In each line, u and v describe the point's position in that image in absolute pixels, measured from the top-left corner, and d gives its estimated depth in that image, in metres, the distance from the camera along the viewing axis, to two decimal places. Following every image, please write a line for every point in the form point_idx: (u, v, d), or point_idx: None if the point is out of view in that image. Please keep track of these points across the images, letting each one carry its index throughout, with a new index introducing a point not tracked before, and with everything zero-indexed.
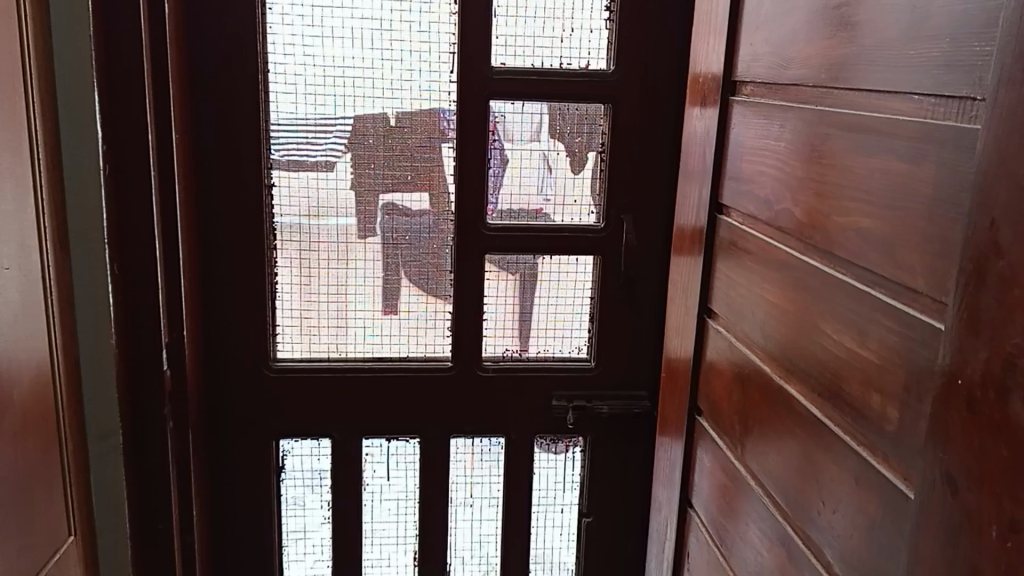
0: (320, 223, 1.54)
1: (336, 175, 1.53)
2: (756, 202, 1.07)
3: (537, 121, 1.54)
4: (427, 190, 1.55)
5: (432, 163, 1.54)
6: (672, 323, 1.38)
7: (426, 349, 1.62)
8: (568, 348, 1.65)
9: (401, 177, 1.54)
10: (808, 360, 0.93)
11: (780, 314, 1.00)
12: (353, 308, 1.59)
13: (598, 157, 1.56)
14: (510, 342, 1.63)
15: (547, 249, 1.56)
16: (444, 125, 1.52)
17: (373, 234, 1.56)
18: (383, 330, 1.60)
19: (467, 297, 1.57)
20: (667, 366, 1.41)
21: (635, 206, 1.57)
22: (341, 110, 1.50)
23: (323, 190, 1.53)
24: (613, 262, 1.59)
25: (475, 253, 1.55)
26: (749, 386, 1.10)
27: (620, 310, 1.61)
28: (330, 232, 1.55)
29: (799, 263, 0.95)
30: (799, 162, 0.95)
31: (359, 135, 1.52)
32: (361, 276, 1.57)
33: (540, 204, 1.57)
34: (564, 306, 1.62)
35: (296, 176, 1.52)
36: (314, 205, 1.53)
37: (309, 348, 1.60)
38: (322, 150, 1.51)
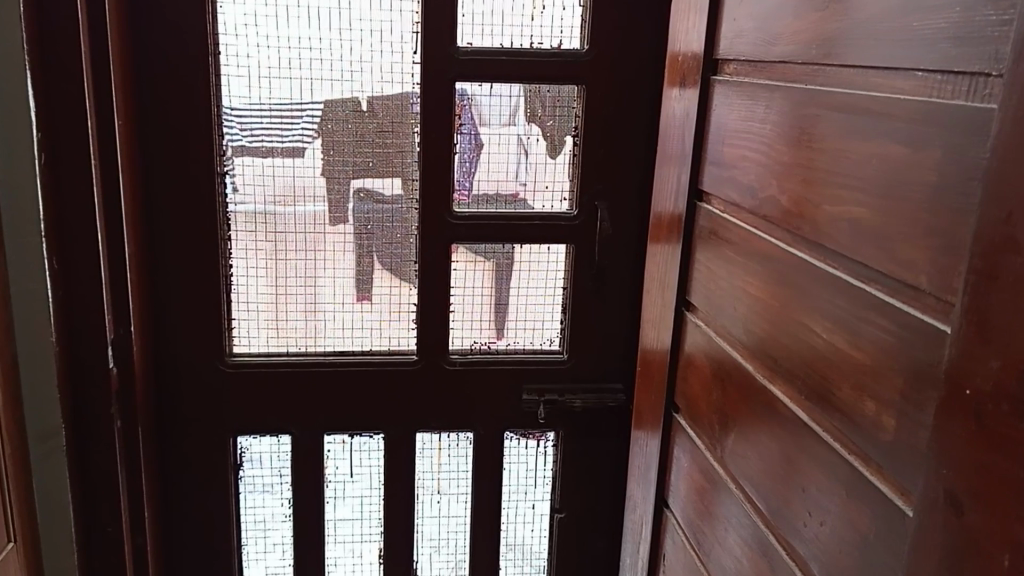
0: (289, 210, 1.46)
1: (305, 161, 1.45)
2: (739, 190, 1.00)
3: (508, 104, 1.46)
4: (395, 176, 1.47)
5: (401, 148, 1.46)
6: (649, 315, 1.31)
7: (390, 342, 1.54)
8: (541, 342, 1.57)
9: (366, 161, 1.46)
10: (793, 360, 0.86)
11: (763, 310, 0.93)
12: (314, 300, 1.51)
13: (573, 143, 1.49)
14: (480, 336, 1.55)
15: (517, 238, 1.49)
16: (413, 109, 1.45)
17: (345, 221, 1.48)
18: (346, 322, 1.52)
19: (432, 288, 1.50)
20: (643, 361, 1.34)
21: (608, 193, 1.50)
22: (299, 93, 1.42)
23: (289, 176, 1.45)
24: (586, 252, 1.52)
25: (441, 242, 1.48)
26: (728, 385, 1.03)
27: (594, 302, 1.54)
28: (297, 219, 1.47)
29: (784, 255, 0.88)
30: (786, 145, 0.88)
31: (332, 120, 1.44)
32: (322, 267, 1.49)
33: (517, 188, 1.50)
34: (536, 298, 1.55)
35: (260, 161, 1.44)
36: (282, 192, 1.45)
37: (267, 343, 1.52)
38: (291, 135, 1.43)
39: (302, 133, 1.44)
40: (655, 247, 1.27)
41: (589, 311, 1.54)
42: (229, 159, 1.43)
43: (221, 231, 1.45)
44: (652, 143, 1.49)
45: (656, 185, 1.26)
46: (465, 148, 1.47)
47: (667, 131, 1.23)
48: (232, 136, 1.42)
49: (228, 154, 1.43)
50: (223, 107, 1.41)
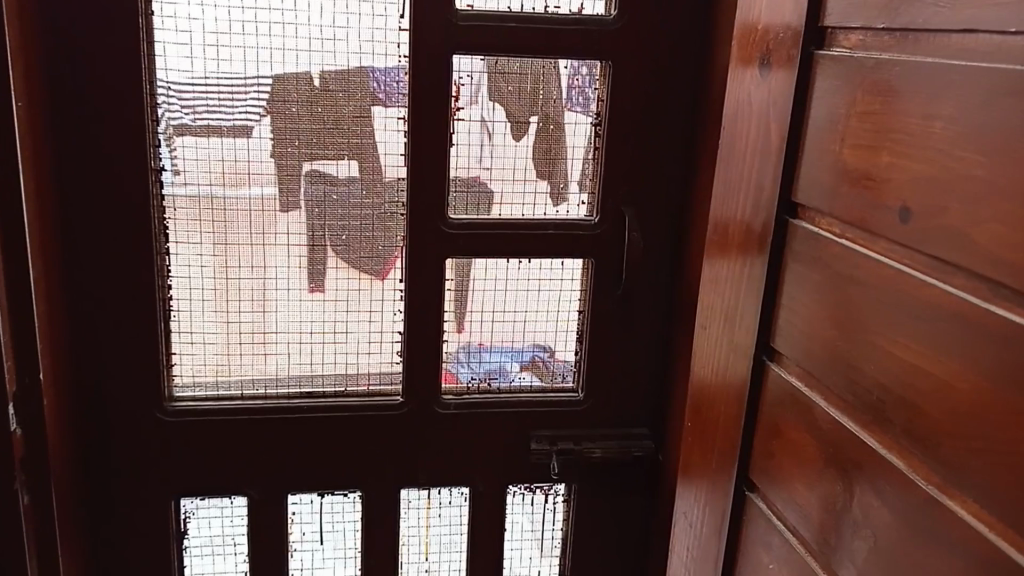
0: (237, 194, 1.15)
1: (255, 142, 1.13)
2: (887, 216, 0.74)
3: (517, 85, 1.17)
4: (350, 158, 1.16)
5: (359, 134, 1.16)
6: (702, 353, 1.04)
7: (368, 378, 1.24)
8: (526, 365, 1.27)
9: (339, 157, 1.16)
10: (1013, 480, 0.61)
11: (942, 390, 0.68)
12: (275, 329, 1.20)
13: (593, 135, 1.20)
14: (457, 363, 1.25)
15: (521, 252, 1.20)
16: (372, 86, 1.14)
17: (298, 210, 1.17)
18: (314, 356, 1.22)
19: (421, 314, 1.20)
20: (693, 410, 1.07)
21: (639, 196, 1.20)
22: (254, 67, 1.11)
23: (237, 160, 1.14)
24: (610, 267, 1.21)
25: (432, 258, 1.18)
26: (861, 479, 0.78)
27: (620, 328, 1.24)
28: (246, 211, 1.16)
29: (998, 322, 0.62)
30: (990, 154, 0.62)
31: (281, 98, 1.13)
32: (284, 290, 1.19)
33: (478, 171, 1.19)
34: (546, 325, 1.25)
35: (206, 144, 1.12)
36: (227, 167, 1.14)
37: (215, 385, 1.21)
38: (236, 112, 1.12)
39: (246, 107, 1.12)
40: (718, 267, 0.99)
41: (613, 341, 1.24)
42: (169, 140, 1.12)
43: (157, 244, 1.14)
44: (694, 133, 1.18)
45: (719, 188, 0.99)
46: (461, 139, 1.17)
47: (736, 120, 0.94)
48: (166, 122, 1.11)
49: (164, 144, 1.12)
50: (156, 86, 1.10)
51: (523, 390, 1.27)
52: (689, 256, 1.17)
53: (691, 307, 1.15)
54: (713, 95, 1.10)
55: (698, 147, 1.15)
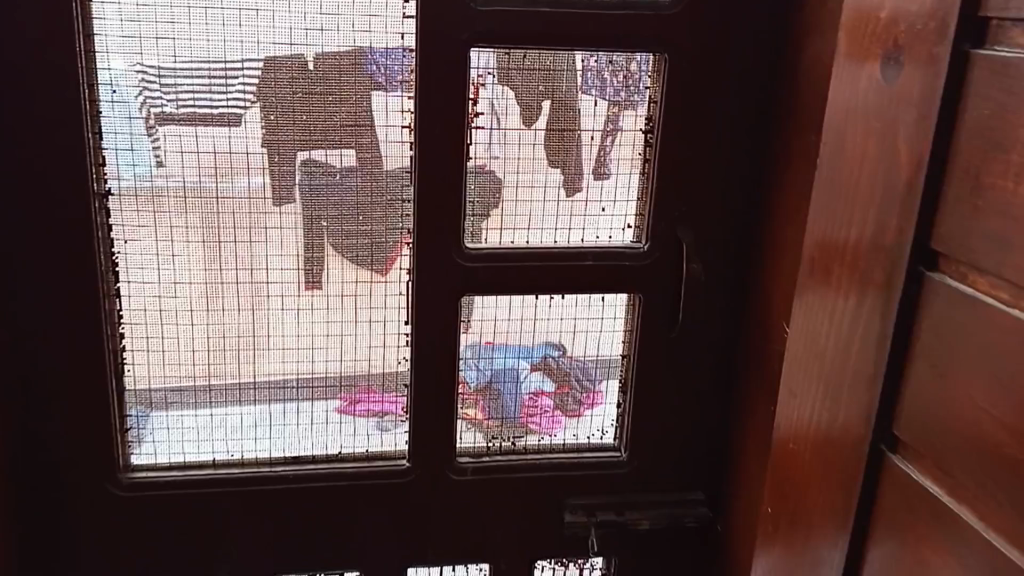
0: (226, 183, 0.94)
1: (245, 133, 0.93)
2: None
3: (547, 84, 0.96)
4: (348, 146, 0.96)
5: (359, 121, 0.95)
6: (788, 417, 0.82)
7: (373, 430, 1.06)
8: (537, 365, 1.06)
9: (340, 173, 0.96)
10: None
11: None
12: (256, 374, 1.02)
13: (612, 121, 0.98)
14: (464, 367, 1.04)
15: (551, 291, 1.00)
16: (371, 70, 0.93)
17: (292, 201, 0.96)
18: (310, 407, 1.04)
19: (427, 367, 1.01)
20: (773, 487, 0.85)
21: (697, 216, 1.00)
22: (231, 50, 0.91)
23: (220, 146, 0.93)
24: (660, 306, 1.02)
25: (445, 297, 0.99)
26: None
27: (669, 377, 1.05)
28: (225, 229, 0.96)
29: None
30: None
31: (275, 88, 0.92)
32: (264, 346, 1.01)
33: (484, 156, 0.97)
34: (580, 370, 1.06)
35: (185, 130, 0.92)
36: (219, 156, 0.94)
37: (181, 453, 1.04)
38: (224, 97, 0.92)
39: (229, 101, 0.92)
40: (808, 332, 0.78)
41: (662, 390, 1.06)
42: (151, 128, 0.92)
43: (104, 284, 0.95)
44: (770, 140, 0.96)
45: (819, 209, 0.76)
46: (480, 152, 0.97)
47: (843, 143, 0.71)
48: (142, 98, 0.91)
49: (129, 151, 0.92)
50: (134, 71, 0.90)
51: (534, 393, 1.07)
52: (757, 294, 0.97)
53: (762, 358, 0.95)
54: (796, 99, 0.88)
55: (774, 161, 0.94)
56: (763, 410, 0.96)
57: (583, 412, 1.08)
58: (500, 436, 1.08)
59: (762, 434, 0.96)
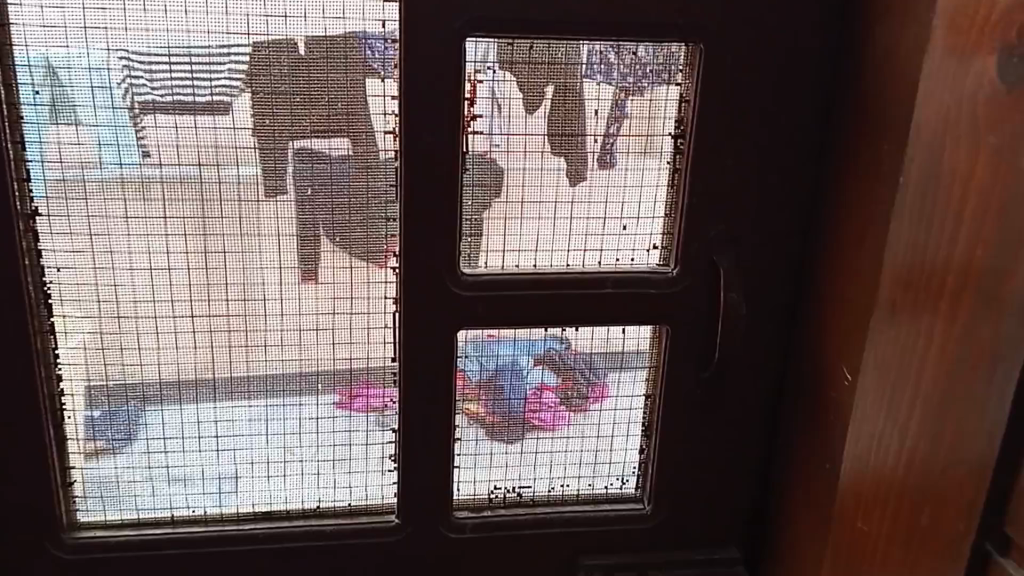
0: (205, 180, 0.79)
1: (216, 126, 0.78)
2: None
3: (552, 79, 0.80)
4: (343, 136, 0.80)
5: (350, 121, 0.79)
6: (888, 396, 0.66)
7: (358, 480, 0.92)
8: (540, 358, 0.89)
9: (331, 185, 0.81)
10: None
11: None
12: (220, 419, 0.87)
13: (619, 108, 0.82)
14: (464, 361, 0.87)
15: (565, 322, 0.86)
16: (368, 57, 0.77)
17: (260, 224, 0.81)
18: (284, 454, 0.90)
19: (419, 413, 0.87)
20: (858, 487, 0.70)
21: (734, 235, 0.85)
22: (195, 31, 0.75)
23: (202, 142, 0.78)
24: (691, 339, 0.88)
25: (441, 332, 0.84)
26: None
27: (698, 418, 0.91)
28: (177, 252, 0.81)
29: None
30: None
31: (267, 72, 0.77)
32: (222, 391, 0.86)
33: (486, 149, 0.81)
34: (593, 409, 0.92)
35: (163, 124, 0.77)
36: (201, 149, 0.78)
37: (132, 509, 0.89)
38: (208, 85, 0.77)
39: (214, 88, 0.77)
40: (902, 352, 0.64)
41: (691, 434, 0.92)
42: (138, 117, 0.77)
43: (35, 320, 0.80)
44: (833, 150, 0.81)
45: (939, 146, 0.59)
46: (479, 161, 0.82)
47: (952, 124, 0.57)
48: (127, 87, 0.76)
49: (115, 138, 0.77)
50: (114, 55, 0.75)
51: (539, 387, 0.91)
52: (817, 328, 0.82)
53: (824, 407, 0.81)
54: (874, 106, 0.73)
55: (840, 175, 0.79)
56: (817, 468, 0.82)
57: (589, 408, 0.92)
58: (508, 436, 0.92)
59: (817, 495, 0.82)
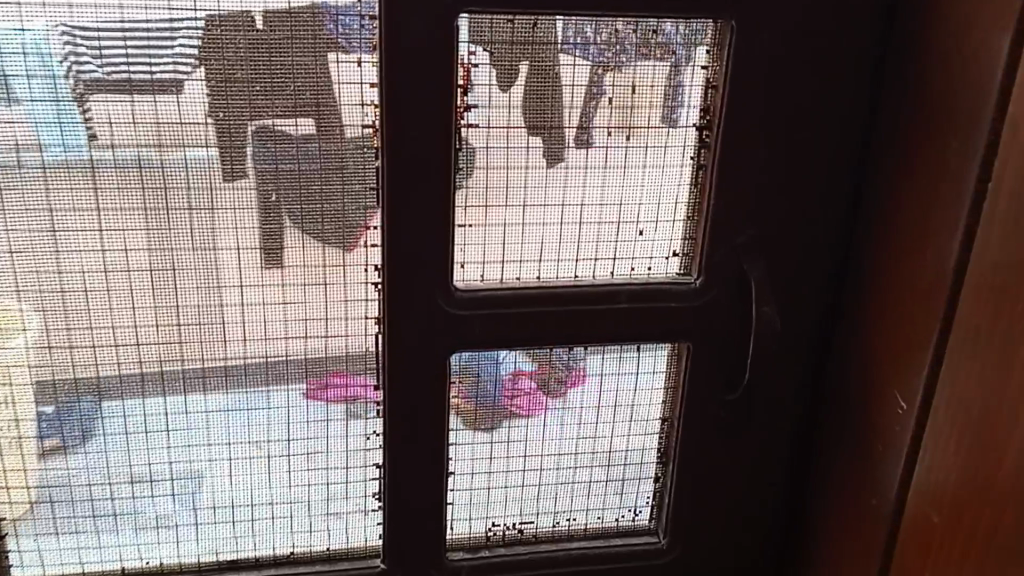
0: (147, 187, 0.67)
1: (159, 121, 0.65)
2: None
3: (534, 61, 0.70)
4: (309, 125, 0.68)
5: (323, 116, 0.68)
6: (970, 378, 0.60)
7: (335, 523, 0.81)
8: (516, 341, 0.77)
9: (300, 191, 0.70)
10: None
11: None
12: (175, 461, 0.76)
13: (596, 85, 0.72)
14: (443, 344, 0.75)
15: (574, 342, 0.76)
16: (332, 31, 0.65)
17: (217, 239, 0.70)
18: (250, 498, 0.79)
19: (408, 448, 0.76)
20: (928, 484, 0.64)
21: (766, 238, 0.77)
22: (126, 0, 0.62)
23: (142, 142, 0.66)
24: (716, 357, 0.79)
25: (430, 357, 0.73)
26: None
27: (719, 444, 0.82)
28: (118, 270, 0.69)
29: None
30: None
31: (217, 55, 0.64)
32: (176, 430, 0.75)
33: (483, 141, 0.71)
34: (602, 434, 0.83)
35: (96, 114, 0.65)
36: (142, 151, 0.66)
37: (76, 560, 0.78)
38: (150, 62, 0.64)
39: (156, 67, 0.64)
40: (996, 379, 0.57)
41: (713, 462, 0.82)
42: (77, 103, 0.64)
43: None
44: (882, 142, 0.73)
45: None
46: (476, 160, 0.71)
47: None
48: (66, 59, 0.63)
49: (52, 122, 0.64)
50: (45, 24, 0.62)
51: (515, 373, 0.78)
52: (866, 344, 0.74)
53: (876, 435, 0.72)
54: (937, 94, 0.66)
55: (901, 173, 0.70)
56: (864, 501, 0.73)
57: (572, 397, 0.80)
58: (509, 461, 0.81)
59: (863, 532, 0.73)
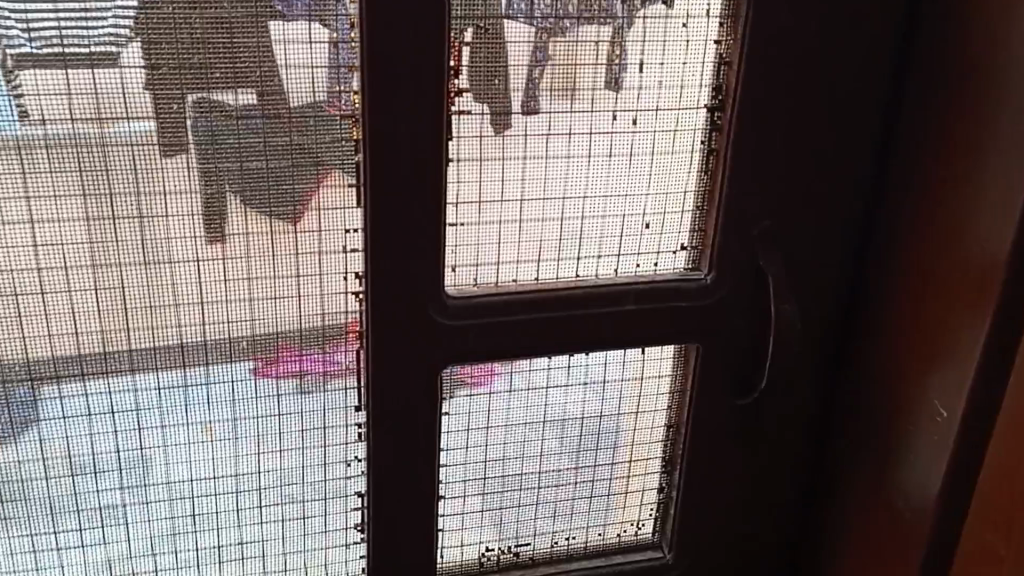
0: (89, 193, 0.57)
1: (100, 110, 0.55)
2: None
3: (533, 37, 0.62)
4: (276, 116, 0.58)
5: (293, 104, 0.58)
6: None
7: (314, 558, 0.73)
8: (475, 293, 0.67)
9: (259, 187, 0.60)
10: None
11: None
12: (130, 504, 0.67)
13: (590, 62, 0.64)
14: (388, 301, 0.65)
15: (578, 348, 0.69)
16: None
17: (172, 250, 0.60)
18: (217, 538, 0.70)
19: (397, 473, 0.68)
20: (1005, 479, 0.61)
21: (781, 226, 0.70)
22: None
23: (81, 138, 0.56)
24: (728, 358, 0.73)
25: (422, 371, 0.65)
26: None
27: (730, 449, 0.76)
28: (56, 290, 0.59)
29: None
30: None
31: (166, 31, 0.55)
32: (131, 469, 0.65)
33: (477, 129, 0.62)
34: (603, 448, 0.76)
35: (25, 104, 0.54)
36: (81, 150, 0.56)
37: None
38: (88, 39, 0.54)
39: (95, 45, 0.54)
40: None
41: (722, 469, 0.77)
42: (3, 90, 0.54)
43: None
44: (909, 125, 0.68)
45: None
46: (468, 151, 0.63)
47: None
48: None
49: None
50: None
51: None
52: (899, 336, 0.69)
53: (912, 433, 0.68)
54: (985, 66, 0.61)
55: (938, 157, 0.65)
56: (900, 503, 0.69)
57: (572, 407, 0.73)
58: (505, 477, 0.74)
59: (901, 534, 0.69)
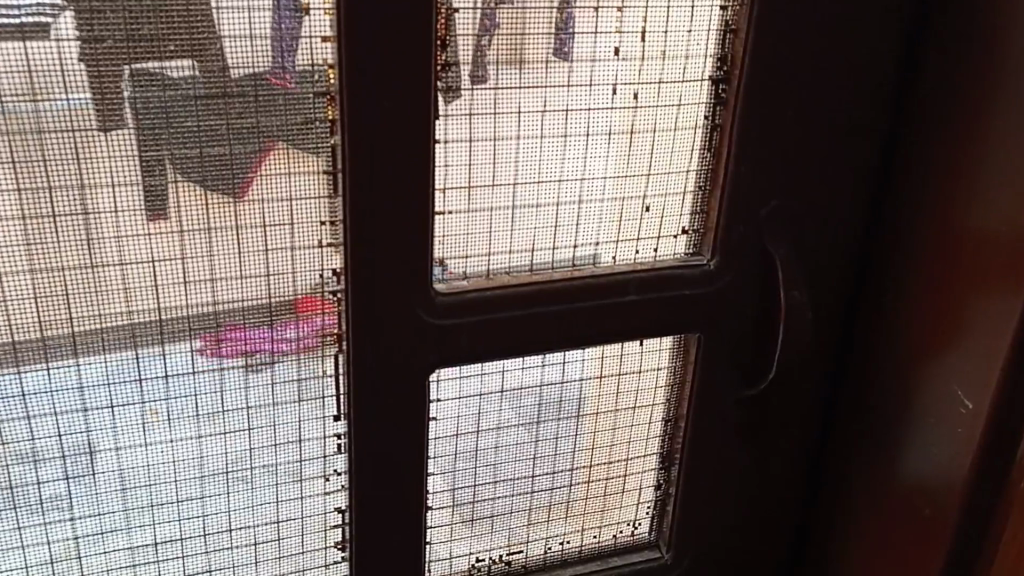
0: (26, 188, 0.50)
1: (34, 91, 0.48)
2: None
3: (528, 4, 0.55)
4: (235, 93, 0.51)
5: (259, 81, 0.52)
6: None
7: None
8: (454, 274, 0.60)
9: (206, 164, 0.52)
10: None
11: None
12: (82, 534, 0.59)
13: (588, 32, 0.57)
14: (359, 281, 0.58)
15: (576, 343, 0.64)
16: None
17: (123, 250, 0.53)
18: (181, 565, 0.63)
19: (383, 482, 0.63)
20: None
21: (789, 207, 0.65)
22: None
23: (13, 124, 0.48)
24: (734, 348, 0.68)
25: (411, 371, 0.60)
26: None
27: (733, 445, 0.72)
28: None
29: None
30: None
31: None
32: (83, 495, 0.58)
33: (466, 107, 0.56)
34: (599, 448, 0.71)
35: None
36: (14, 139, 0.49)
37: None
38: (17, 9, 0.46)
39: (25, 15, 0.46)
40: None
41: (724, 465, 0.72)
42: None
43: None
44: (923, 98, 0.63)
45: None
46: (457, 131, 0.56)
47: None
48: None
49: None
50: None
51: None
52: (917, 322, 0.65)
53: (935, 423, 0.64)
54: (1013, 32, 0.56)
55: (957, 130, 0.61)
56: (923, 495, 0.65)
57: (567, 406, 0.68)
58: (496, 483, 0.69)
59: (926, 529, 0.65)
